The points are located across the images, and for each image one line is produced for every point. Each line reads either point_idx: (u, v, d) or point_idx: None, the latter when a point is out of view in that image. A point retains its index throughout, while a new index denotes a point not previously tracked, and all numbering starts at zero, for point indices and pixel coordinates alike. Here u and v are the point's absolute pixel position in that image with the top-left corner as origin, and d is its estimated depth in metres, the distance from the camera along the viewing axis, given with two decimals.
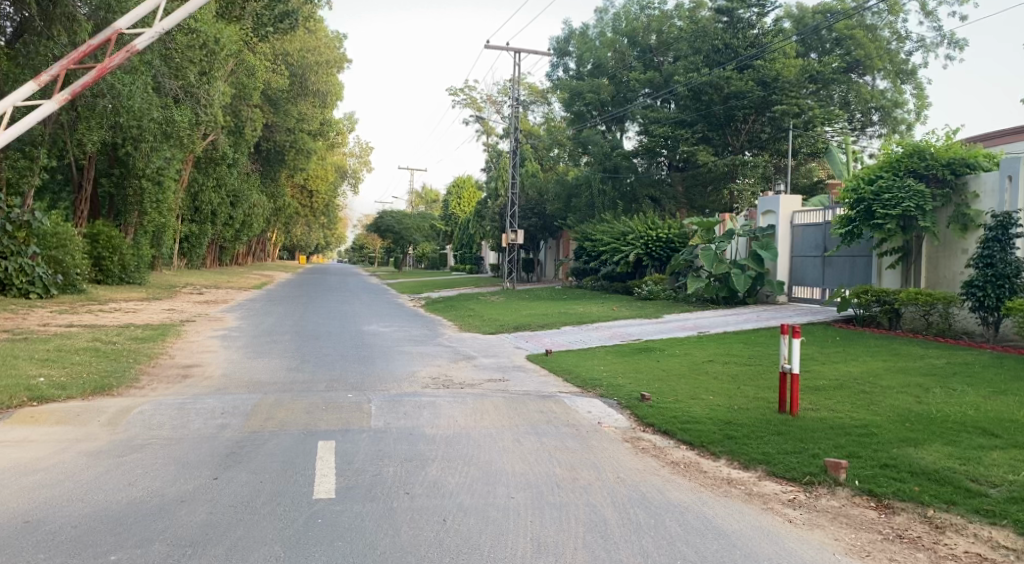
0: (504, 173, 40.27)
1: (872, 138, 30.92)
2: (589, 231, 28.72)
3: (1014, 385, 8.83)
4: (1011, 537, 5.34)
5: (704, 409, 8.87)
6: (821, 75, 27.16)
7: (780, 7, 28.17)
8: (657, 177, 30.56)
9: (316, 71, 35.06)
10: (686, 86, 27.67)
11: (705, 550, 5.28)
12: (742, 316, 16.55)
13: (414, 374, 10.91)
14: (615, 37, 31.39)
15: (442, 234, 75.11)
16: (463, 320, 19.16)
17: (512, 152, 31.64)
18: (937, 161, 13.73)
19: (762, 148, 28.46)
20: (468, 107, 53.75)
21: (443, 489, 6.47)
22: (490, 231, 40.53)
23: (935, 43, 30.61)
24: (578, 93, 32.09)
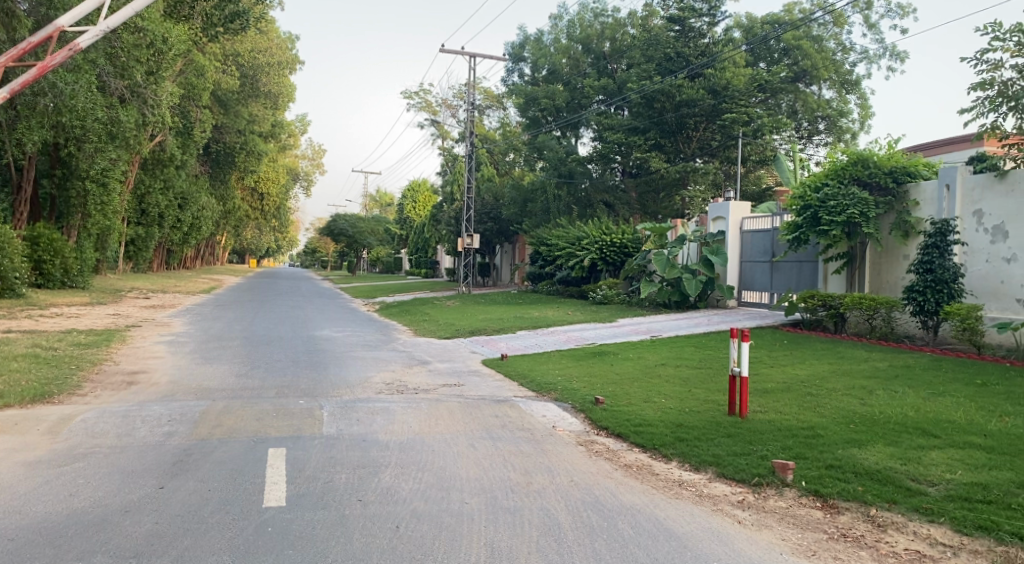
0: (460, 177, 40.14)
1: (818, 146, 31.69)
2: (545, 235, 28.86)
3: (952, 386, 9.16)
4: (949, 535, 5.52)
5: (656, 412, 8.99)
6: (769, 84, 27.83)
7: (729, 17, 28.69)
8: (612, 182, 30.67)
9: (269, 73, 34.19)
10: (638, 93, 28.04)
11: (656, 552, 5.35)
12: (694, 320, 16.82)
13: (367, 379, 10.80)
14: (569, 44, 31.67)
15: (396, 238, 74.58)
16: (417, 325, 19.05)
17: (467, 157, 31.41)
18: (880, 169, 14.07)
19: (712, 156, 29.19)
20: (423, 111, 53.50)
21: (396, 496, 6.42)
22: (445, 234, 40.43)
23: (878, 54, 31.48)
24: (533, 99, 32.18)
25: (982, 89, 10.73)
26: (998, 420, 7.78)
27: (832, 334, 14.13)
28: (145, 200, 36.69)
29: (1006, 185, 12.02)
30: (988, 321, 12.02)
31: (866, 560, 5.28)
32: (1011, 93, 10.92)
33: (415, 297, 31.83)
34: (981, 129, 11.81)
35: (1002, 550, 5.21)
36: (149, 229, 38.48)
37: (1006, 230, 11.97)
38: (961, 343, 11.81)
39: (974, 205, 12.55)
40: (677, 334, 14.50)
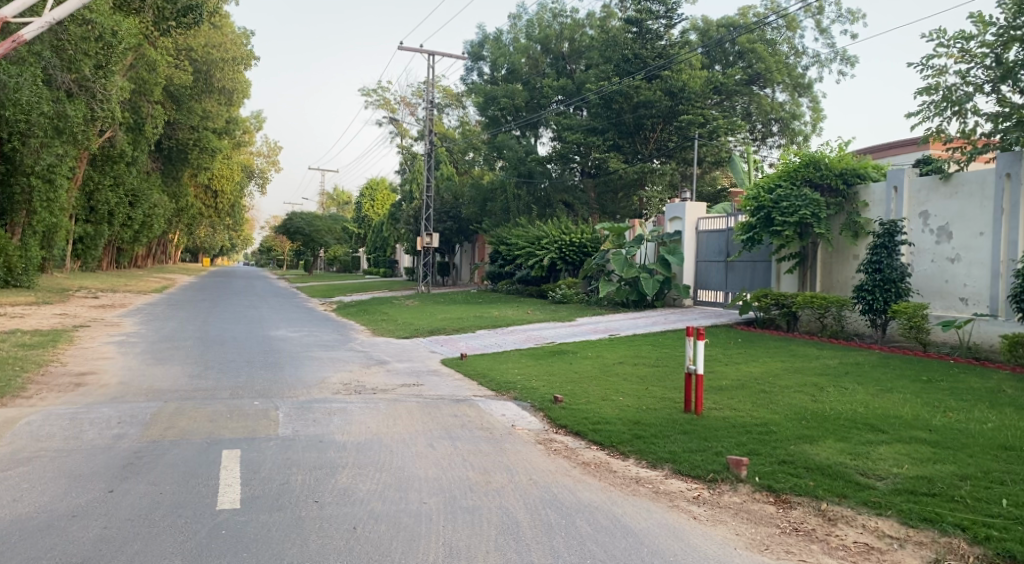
0: (419, 176, 39.92)
1: (771, 148, 32.27)
2: (504, 235, 28.92)
3: (898, 382, 9.41)
4: (896, 527, 5.67)
5: (614, 409, 9.06)
6: (724, 87, 28.39)
7: (686, 19, 29.08)
8: (571, 182, 30.81)
9: (222, 68, 33.44)
10: (597, 94, 28.29)
11: (614, 549, 5.39)
12: (651, 319, 16.94)
13: (324, 380, 10.68)
14: (529, 44, 31.73)
15: (354, 237, 74.03)
16: (376, 324, 18.90)
17: (427, 155, 31.26)
18: (831, 171, 14.29)
19: (669, 157, 29.23)
20: (381, 108, 53.15)
21: (353, 497, 6.36)
22: (405, 233, 40.19)
23: (829, 59, 32.19)
24: (492, 98, 32.07)
25: (927, 94, 11.02)
26: (943, 415, 8.00)
27: (785, 332, 14.41)
28: (94, 198, 35.67)
29: (950, 187, 12.39)
30: (934, 319, 12.36)
31: (817, 553, 5.40)
32: (955, 98, 11.24)
33: (373, 297, 31.63)
34: (926, 133, 12.15)
35: (946, 540, 5.36)
36: (98, 227, 37.43)
37: (950, 231, 12.34)
38: (908, 341, 12.14)
39: (920, 207, 12.92)
40: (635, 332, 14.63)
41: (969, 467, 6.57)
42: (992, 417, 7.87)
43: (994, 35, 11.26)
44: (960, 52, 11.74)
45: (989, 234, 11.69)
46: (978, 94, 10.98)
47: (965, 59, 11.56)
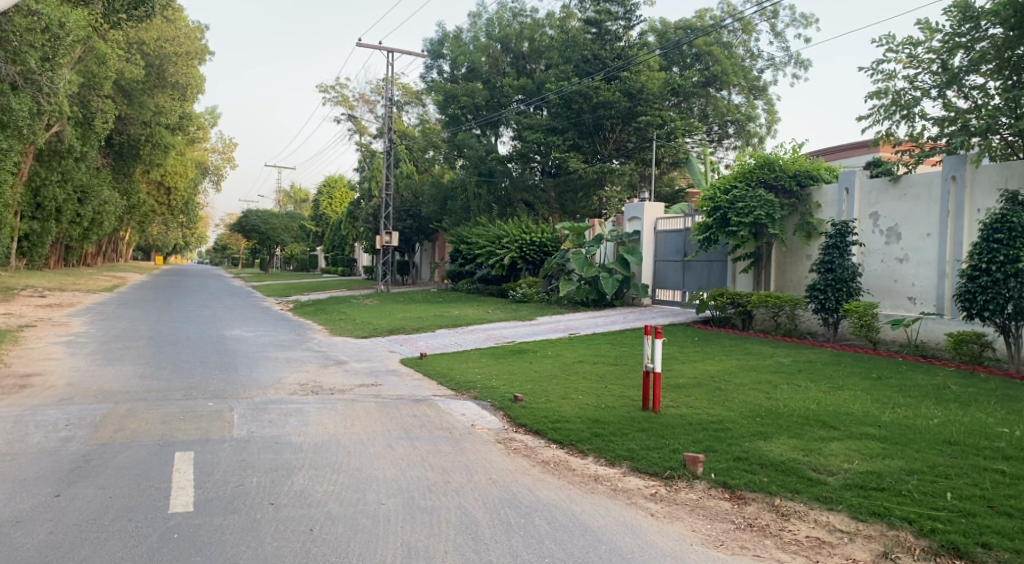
0: (378, 174, 39.57)
1: (728, 149, 32.72)
2: (465, 234, 28.94)
3: (850, 380, 9.62)
4: (846, 521, 5.80)
5: (574, 408, 9.10)
6: (682, 88, 28.75)
7: (644, 21, 29.33)
8: (531, 182, 30.82)
9: (176, 62, 32.86)
10: (557, 93, 28.31)
11: (571, 547, 5.42)
12: (611, 318, 17.06)
13: (281, 380, 10.55)
14: (489, 43, 31.68)
15: (313, 235, 73.16)
16: (333, 324, 18.69)
17: (386, 153, 30.98)
18: (785, 173, 14.56)
19: (627, 157, 29.71)
20: (339, 105, 52.61)
21: (310, 499, 6.28)
22: (363, 231, 39.81)
23: (783, 62, 32.74)
24: (451, 96, 32.07)
25: (877, 98, 11.28)
26: (891, 412, 8.19)
27: (741, 330, 14.66)
28: (40, 194, 34.55)
29: (899, 189, 12.71)
30: (884, 318, 12.68)
31: (770, 549, 5.49)
32: (903, 102, 11.54)
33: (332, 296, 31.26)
34: (876, 136, 12.43)
35: (893, 534, 5.50)
36: (46, 224, 36.31)
37: (899, 232, 12.68)
38: (858, 339, 12.42)
39: (870, 208, 13.25)
40: (593, 332, 14.72)
41: (916, 462, 6.75)
42: (938, 413, 8.10)
43: (941, 42, 11.60)
44: (907, 57, 12.06)
45: (936, 235, 12.02)
46: (925, 98, 11.28)
47: (913, 64, 11.86)
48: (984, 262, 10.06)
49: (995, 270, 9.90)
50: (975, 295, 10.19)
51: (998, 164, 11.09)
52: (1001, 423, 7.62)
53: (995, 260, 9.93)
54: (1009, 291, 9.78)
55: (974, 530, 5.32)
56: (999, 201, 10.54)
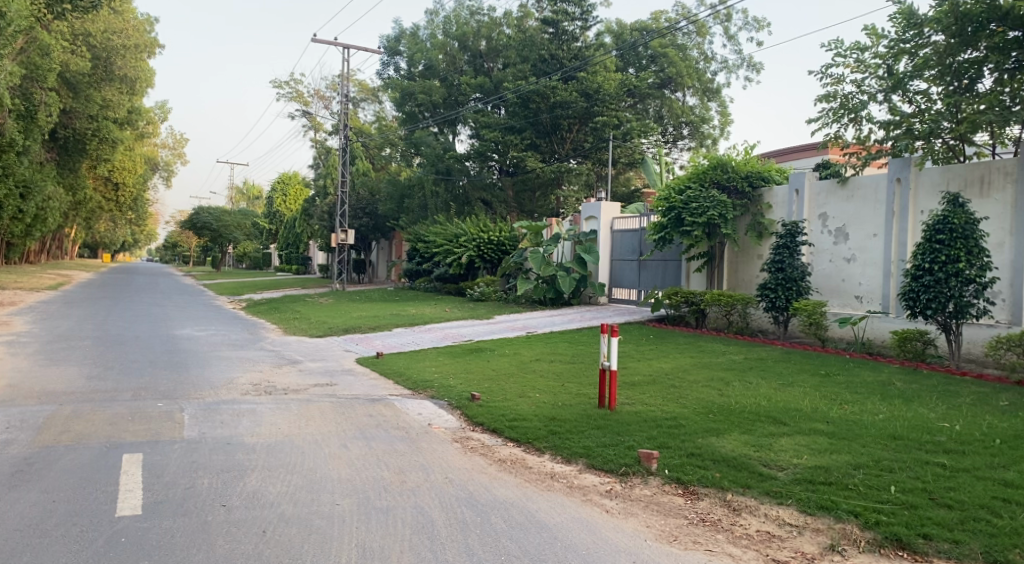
0: (333, 170, 39.12)
1: (682, 150, 33.05)
2: (422, 232, 28.86)
3: (800, 377, 9.84)
4: (795, 515, 5.93)
5: (530, 406, 9.14)
6: (637, 89, 29.04)
7: (601, 22, 29.58)
8: (490, 181, 30.55)
9: (125, 55, 32.27)
10: (514, 93, 28.34)
11: (528, 544, 5.43)
12: (568, 316, 17.16)
13: (233, 380, 10.38)
14: (445, 40, 31.66)
15: (266, 232, 72.06)
16: (287, 323, 18.41)
17: (342, 150, 30.63)
18: (738, 174, 14.78)
19: (585, 157, 29.83)
20: (294, 101, 51.90)
21: (263, 500, 6.20)
22: (318, 229, 39.35)
23: (736, 64, 33.26)
24: (409, 93, 32.15)
25: (827, 101, 11.54)
26: (838, 408, 8.40)
27: (695, 328, 14.90)
28: None
29: (847, 190, 13.04)
30: (832, 316, 12.99)
31: (721, 543, 5.59)
32: (851, 106, 11.82)
33: (286, 295, 30.83)
34: (825, 138, 12.70)
35: (840, 526, 5.65)
36: None
37: (847, 232, 13.01)
38: (807, 337, 12.72)
39: (819, 209, 13.57)
40: (550, 330, 14.79)
41: (862, 456, 6.93)
42: (883, 408, 8.34)
43: (886, 47, 11.91)
44: (855, 62, 12.35)
45: (882, 236, 12.36)
46: (872, 102, 11.56)
47: (861, 69, 12.17)
48: (927, 262, 10.39)
49: (937, 270, 10.22)
50: (918, 294, 10.51)
51: (941, 167, 11.44)
52: (942, 417, 7.86)
53: (938, 260, 10.26)
54: (951, 290, 10.11)
55: (916, 522, 5.49)
56: (941, 203, 10.89)
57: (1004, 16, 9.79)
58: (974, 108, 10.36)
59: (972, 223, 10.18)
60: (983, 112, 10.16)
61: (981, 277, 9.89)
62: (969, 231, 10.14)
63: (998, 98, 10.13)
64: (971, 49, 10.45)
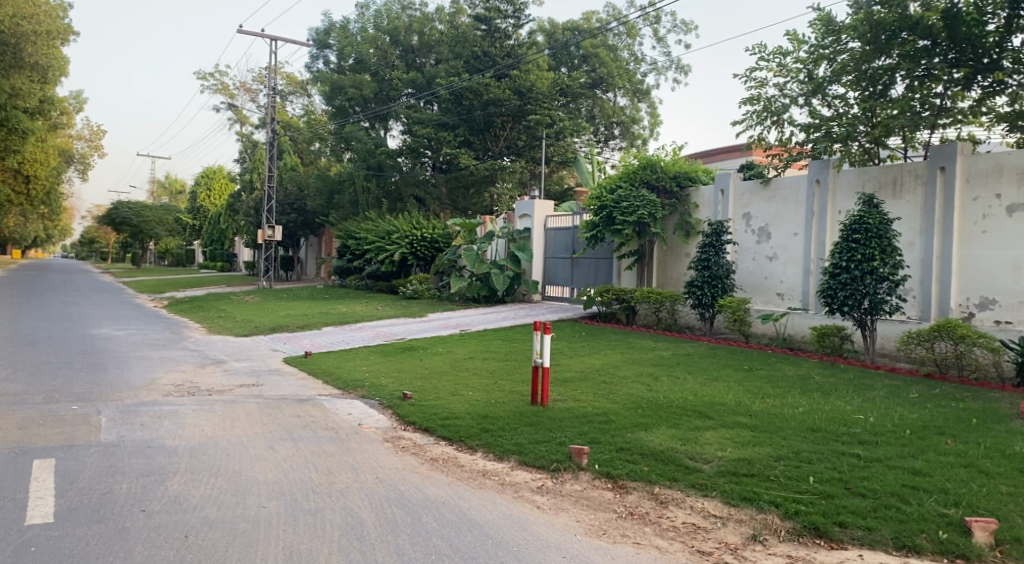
0: (260, 165, 38.30)
1: (613, 150, 33.43)
2: (352, 229, 28.44)
3: (724, 372, 10.12)
4: (719, 506, 6.08)
5: (463, 405, 9.11)
6: (570, 89, 29.24)
7: (533, 21, 29.68)
8: (422, 177, 30.59)
9: (35, 42, 30.40)
10: (447, 89, 28.19)
11: (458, 543, 5.42)
12: (502, 314, 17.23)
13: (154, 381, 10.03)
14: (377, 35, 31.47)
15: (190, 228, 69.89)
16: (211, 322, 17.87)
17: (269, 144, 29.92)
18: (666, 174, 15.08)
19: (518, 156, 29.93)
20: (219, 93, 50.47)
21: (185, 504, 6.01)
22: (245, 225, 38.32)
23: (665, 66, 33.93)
24: (339, 88, 31.72)
25: (751, 104, 11.86)
26: (761, 401, 8.67)
27: (625, 325, 15.15)
28: None
29: (769, 191, 13.45)
30: (755, 313, 13.40)
31: (649, 536, 5.70)
32: (774, 109, 12.19)
33: (210, 293, 29.96)
34: (750, 140, 13.07)
35: (761, 517, 5.81)
36: None
37: (769, 232, 13.43)
38: (732, 333, 13.09)
39: (743, 209, 13.95)
40: (484, 328, 14.81)
41: (783, 448, 7.16)
42: (803, 401, 8.64)
43: (806, 53, 12.36)
44: (777, 66, 12.75)
45: (802, 235, 12.80)
46: (793, 106, 11.93)
47: (783, 73, 12.57)
48: (844, 261, 10.79)
49: (854, 268, 10.65)
50: (836, 292, 10.90)
51: (857, 169, 11.94)
52: (857, 410, 8.19)
53: (854, 258, 10.67)
54: (866, 287, 10.54)
55: (833, 511, 5.70)
56: (857, 203, 11.36)
57: (914, 25, 10.33)
58: (887, 112, 10.73)
59: (885, 223, 10.63)
60: (896, 117, 10.46)
61: (894, 275, 10.34)
62: (883, 231, 10.58)
63: (909, 103, 10.58)
64: (885, 56, 10.91)
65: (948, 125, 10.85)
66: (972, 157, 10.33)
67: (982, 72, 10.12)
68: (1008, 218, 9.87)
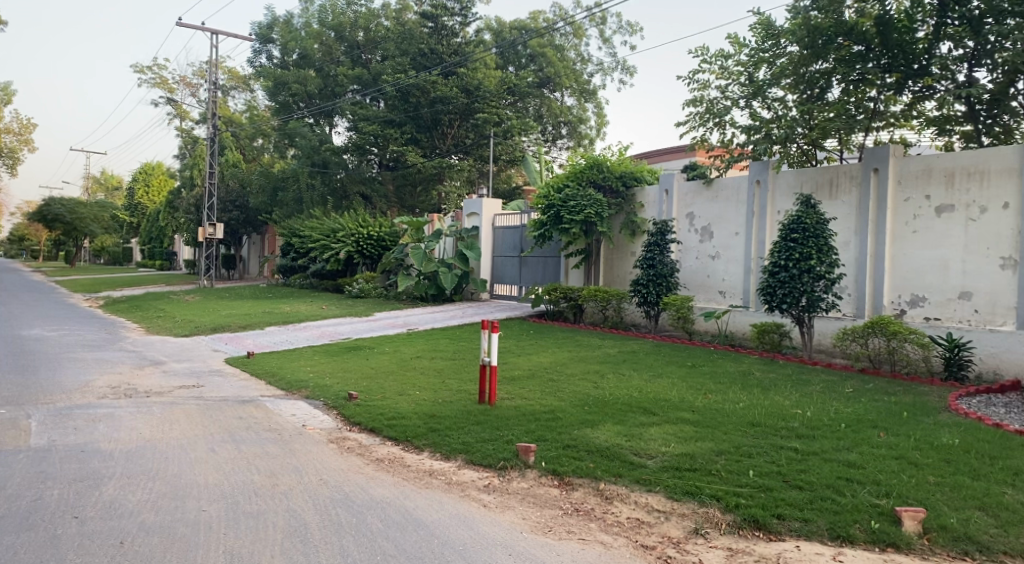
0: (201, 161, 37.65)
1: (561, 149, 33.25)
2: (297, 227, 28.06)
3: (669, 368, 10.29)
4: (662, 501, 6.18)
5: (410, 405, 9.06)
6: (517, 88, 29.28)
7: (480, 19, 29.69)
8: (368, 174, 30.34)
9: None
10: (393, 86, 28.14)
11: (403, 543, 5.39)
12: (450, 312, 17.22)
13: (88, 384, 9.72)
14: (321, 30, 31.31)
15: (127, 225, 67.88)
16: (149, 322, 17.36)
17: (210, 140, 29.22)
18: (612, 174, 15.25)
19: (465, 154, 29.88)
20: (157, 87, 49.14)
21: (121, 509, 5.84)
22: (185, 222, 37.32)
23: (611, 67, 34.26)
24: (282, 83, 31.31)
25: (694, 105, 12.07)
26: (703, 397, 8.84)
27: (572, 323, 15.26)
28: None
29: (712, 191, 13.71)
30: (698, 311, 13.67)
31: (594, 531, 5.76)
32: (716, 111, 12.44)
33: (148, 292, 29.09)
34: (693, 141, 13.30)
35: (703, 510, 5.93)
36: None
37: (712, 231, 13.70)
38: (676, 330, 13.33)
39: (686, 209, 14.20)
40: (432, 327, 14.76)
41: (724, 443, 7.32)
42: (743, 397, 8.83)
43: (747, 56, 12.65)
44: (719, 69, 13.01)
45: (743, 235, 13.08)
46: (734, 108, 12.19)
47: (725, 76, 12.85)
48: (783, 260, 11.08)
49: (792, 266, 10.94)
50: (775, 289, 11.17)
51: (795, 171, 12.29)
52: (795, 405, 8.42)
53: (792, 257, 10.97)
54: (804, 286, 10.84)
55: (771, 503, 5.85)
56: (796, 203, 11.68)
57: (849, 31, 10.78)
58: (823, 115, 10.97)
59: (822, 223, 10.99)
60: (832, 119, 10.78)
61: (830, 273, 10.68)
62: (819, 231, 10.92)
63: (845, 107, 10.85)
64: (821, 60, 11.18)
65: (880, 128, 11.27)
66: (903, 160, 10.69)
67: (912, 77, 10.67)
68: (937, 218, 10.27)
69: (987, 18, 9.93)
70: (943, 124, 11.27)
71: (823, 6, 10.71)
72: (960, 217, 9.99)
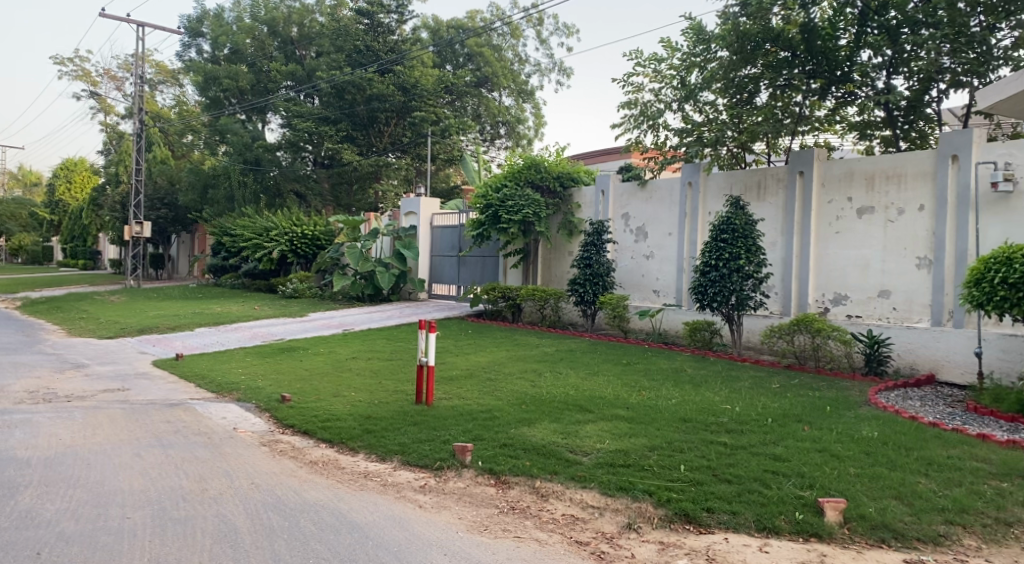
0: (127, 157, 36.72)
1: (499, 149, 33.38)
2: (228, 225, 27.46)
3: (604, 366, 10.44)
4: (597, 497, 6.27)
5: (345, 406, 8.97)
6: (455, 87, 29.22)
7: (417, 17, 29.53)
8: (302, 172, 30.03)
9: None
10: (328, 82, 27.80)
11: (337, 545, 5.35)
12: (387, 312, 17.14)
13: (2, 389, 9.31)
14: (253, 24, 30.50)
15: (47, 223, 65.13)
16: (70, 325, 16.70)
17: (137, 136, 28.23)
18: (550, 174, 15.38)
19: (403, 152, 29.44)
20: (80, 80, 47.34)
21: (38, 519, 5.62)
22: (110, 220, 36.02)
23: (548, 68, 34.50)
24: (213, 78, 30.65)
25: (628, 107, 12.24)
26: (637, 394, 9.00)
27: (511, 323, 15.35)
28: None
29: (646, 192, 13.97)
30: (633, 309, 13.92)
31: (529, 529, 5.81)
32: (650, 113, 12.66)
33: (70, 293, 28.00)
34: (628, 143, 13.48)
35: (636, 506, 6.04)
36: None
37: (646, 231, 13.96)
38: (612, 329, 13.56)
39: (622, 209, 14.42)
40: (369, 327, 14.64)
41: (657, 439, 7.46)
42: (675, 394, 9.03)
43: (679, 60, 12.90)
44: (652, 72, 13.22)
45: (676, 235, 13.36)
46: (667, 111, 12.42)
47: (658, 79, 13.07)
48: (713, 259, 11.41)
49: (722, 266, 11.29)
50: (706, 289, 11.48)
51: (725, 173, 12.61)
52: (725, 400, 8.65)
53: (722, 257, 11.33)
54: (733, 285, 11.17)
55: (701, 497, 5.99)
56: (726, 205, 11.99)
57: (776, 37, 11.11)
58: (752, 119, 11.21)
59: (750, 224, 11.37)
60: (760, 123, 10.98)
61: (757, 273, 11.08)
62: (748, 231, 11.29)
63: (772, 111, 11.04)
64: (750, 66, 11.44)
65: (806, 132, 11.61)
66: (827, 163, 11.08)
67: (836, 83, 11.14)
68: (858, 219, 10.68)
69: (903, 28, 10.64)
70: (863, 129, 11.78)
71: (751, 13, 10.57)
72: (879, 218, 10.42)
